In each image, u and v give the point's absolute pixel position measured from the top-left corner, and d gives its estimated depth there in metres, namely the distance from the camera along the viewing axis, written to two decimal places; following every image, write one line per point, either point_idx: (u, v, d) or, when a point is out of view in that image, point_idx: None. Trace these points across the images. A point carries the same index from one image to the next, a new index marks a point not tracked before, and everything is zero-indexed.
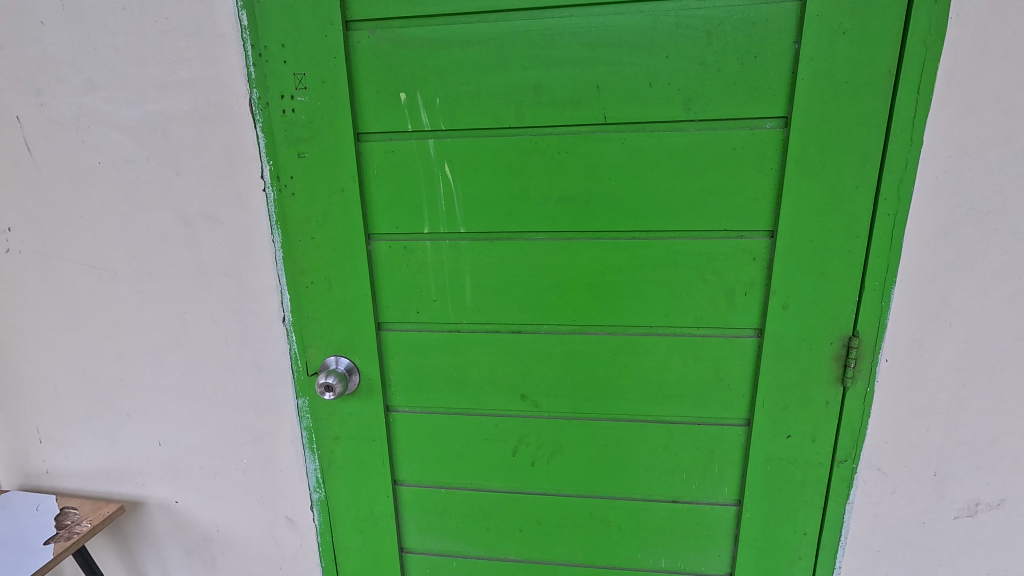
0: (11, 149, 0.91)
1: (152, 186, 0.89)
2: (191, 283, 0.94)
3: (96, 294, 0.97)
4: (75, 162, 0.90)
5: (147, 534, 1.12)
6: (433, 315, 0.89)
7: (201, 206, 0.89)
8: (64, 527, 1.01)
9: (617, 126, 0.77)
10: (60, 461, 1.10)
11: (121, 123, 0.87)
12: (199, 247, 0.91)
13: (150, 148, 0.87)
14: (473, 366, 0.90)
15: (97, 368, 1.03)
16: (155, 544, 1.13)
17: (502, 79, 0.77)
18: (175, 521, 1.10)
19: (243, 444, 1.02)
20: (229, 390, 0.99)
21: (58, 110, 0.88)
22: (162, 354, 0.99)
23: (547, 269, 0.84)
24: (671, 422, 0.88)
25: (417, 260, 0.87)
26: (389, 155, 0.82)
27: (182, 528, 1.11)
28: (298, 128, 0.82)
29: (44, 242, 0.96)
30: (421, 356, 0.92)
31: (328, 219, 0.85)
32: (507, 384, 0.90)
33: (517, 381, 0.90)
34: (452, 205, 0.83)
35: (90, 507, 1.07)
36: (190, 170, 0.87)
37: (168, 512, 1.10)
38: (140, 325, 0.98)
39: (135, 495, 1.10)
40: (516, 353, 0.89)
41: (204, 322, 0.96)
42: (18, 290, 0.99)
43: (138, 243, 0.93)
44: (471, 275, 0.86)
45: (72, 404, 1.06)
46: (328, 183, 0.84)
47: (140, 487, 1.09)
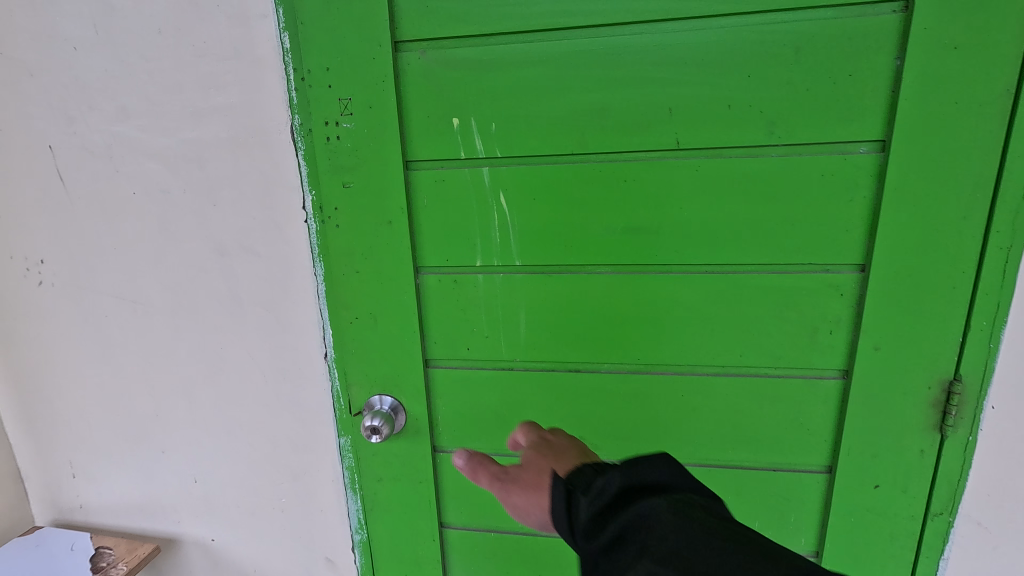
0: (43, 179, 0.87)
1: (187, 218, 0.85)
2: (227, 317, 0.89)
3: (130, 328, 0.94)
4: (109, 193, 0.86)
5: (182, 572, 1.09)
6: (484, 353, 0.84)
7: (237, 237, 0.84)
8: (100, 569, 0.99)
9: (690, 152, 0.70)
10: (92, 497, 1.07)
11: (155, 151, 0.82)
12: (235, 280, 0.87)
13: (184, 177, 0.83)
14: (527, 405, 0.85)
15: (131, 402, 0.99)
16: None
17: (563, 102, 0.71)
18: (210, 559, 1.06)
19: (280, 483, 0.98)
20: (267, 428, 0.95)
21: (91, 139, 0.84)
22: (197, 389, 0.95)
23: (609, 305, 0.78)
24: (742, 468, 0.82)
25: (468, 294, 0.81)
26: (439, 184, 0.77)
27: (217, 566, 1.07)
28: (342, 156, 0.77)
29: (78, 274, 0.92)
30: (470, 396, 0.86)
31: (374, 252, 0.80)
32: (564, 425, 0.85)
33: (574, 423, 0.84)
34: (506, 237, 0.78)
35: (125, 547, 1.03)
36: (227, 201, 0.83)
37: (203, 549, 1.06)
38: (175, 359, 0.94)
39: (169, 532, 1.06)
40: (573, 394, 0.83)
41: (240, 357, 0.91)
42: (50, 322, 0.96)
43: (172, 276, 0.89)
44: (525, 311, 0.81)
45: (105, 439, 1.02)
46: (373, 214, 0.78)
47: (175, 524, 1.05)
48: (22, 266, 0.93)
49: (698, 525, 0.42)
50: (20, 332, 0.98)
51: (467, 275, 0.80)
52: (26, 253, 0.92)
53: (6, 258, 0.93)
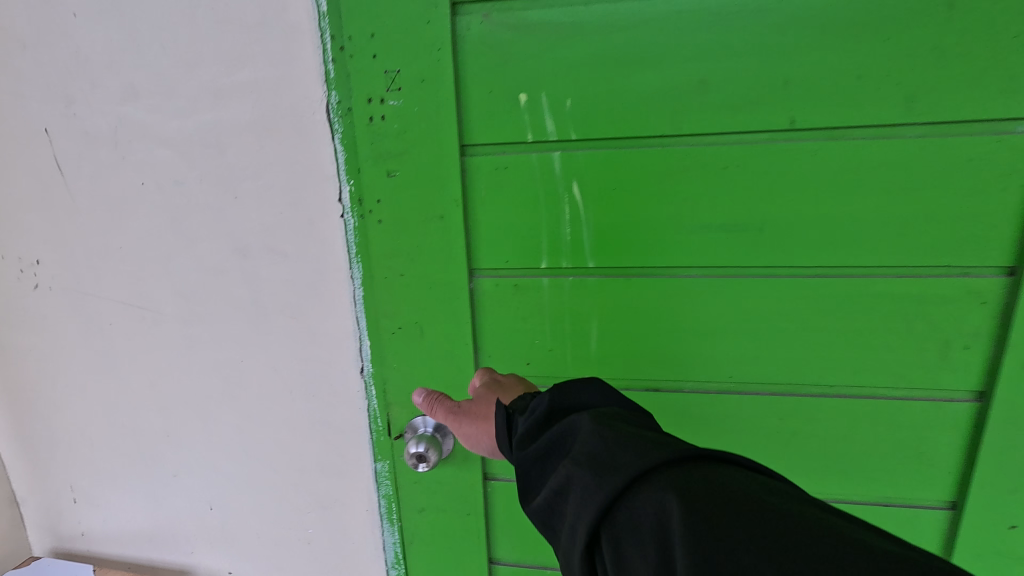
0: (37, 168, 0.75)
1: (205, 212, 0.74)
2: (249, 326, 0.78)
3: (138, 338, 0.83)
4: (112, 185, 0.74)
5: None
6: (547, 367, 0.73)
7: (262, 234, 0.73)
8: None
9: (806, 133, 0.59)
10: (96, 524, 0.96)
11: (167, 137, 0.71)
12: (259, 284, 0.76)
13: (201, 166, 0.72)
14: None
15: (139, 421, 0.88)
16: None
17: (656, 74, 0.59)
18: None
19: (307, 512, 0.87)
20: (294, 450, 0.84)
21: (92, 122, 0.72)
22: (213, 407, 0.84)
23: (698, 314, 0.67)
24: (847, 502, 0.71)
25: (530, 301, 0.70)
26: (501, 172, 0.65)
27: None
28: (388, 140, 0.66)
29: (79, 277, 0.80)
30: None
31: (421, 252, 0.69)
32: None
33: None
34: (578, 234, 0.66)
35: None
36: (251, 194, 0.72)
37: None
38: (189, 374, 0.83)
39: (182, 563, 0.95)
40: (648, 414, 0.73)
41: (263, 371, 0.80)
42: (48, 330, 0.85)
43: (187, 280, 0.78)
44: (596, 320, 0.70)
45: (109, 462, 0.91)
46: (422, 208, 0.67)
47: (190, 554, 0.95)
48: (17, 267, 0.82)
49: (610, 431, 0.48)
50: (14, 341, 0.87)
51: (529, 279, 0.69)
52: (20, 252, 0.80)
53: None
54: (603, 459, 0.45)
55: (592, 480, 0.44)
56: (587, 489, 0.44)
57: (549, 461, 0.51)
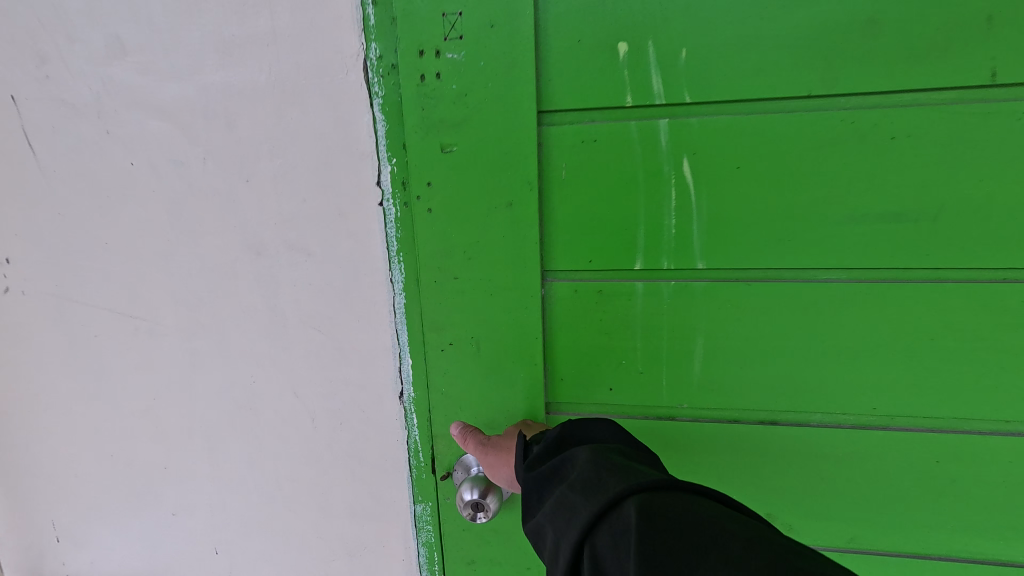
0: (4, 145, 0.60)
1: (211, 200, 0.60)
2: (264, 340, 0.64)
3: (128, 352, 0.67)
4: (97, 167, 0.60)
5: None
6: (633, 395, 0.58)
7: (281, 227, 0.59)
8: None
9: (1007, 90, 0.44)
10: (82, 567, 0.81)
11: (163, 105, 0.57)
12: (277, 289, 0.62)
13: (206, 142, 0.57)
14: (689, 464, 0.61)
15: (130, 452, 0.73)
16: None
17: (806, 13, 0.45)
18: None
19: (333, 558, 0.73)
20: (318, 488, 0.70)
21: (69, 86, 0.57)
22: (221, 436, 0.70)
23: (835, 328, 0.53)
24: (1011, 564, 0.57)
25: (617, 313, 0.56)
26: (588, 147, 0.51)
27: None
28: (443, 106, 0.51)
29: (56, 282, 0.65)
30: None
31: (481, 250, 0.55)
32: (743, 496, 0.60)
33: (756, 491, 0.60)
34: (686, 228, 0.52)
35: None
36: (269, 177, 0.58)
37: None
38: (190, 397, 0.68)
39: None
40: (757, 451, 0.59)
41: (280, 394, 0.66)
42: (20, 348, 0.69)
43: (188, 283, 0.63)
44: (701, 336, 0.55)
45: (95, 499, 0.76)
46: (483, 195, 0.53)
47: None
48: None
49: (612, 459, 0.43)
50: None
51: (617, 285, 0.55)
52: None
53: None
54: (600, 481, 0.40)
55: (583, 500, 0.39)
56: (574, 509, 0.39)
57: (547, 488, 0.45)
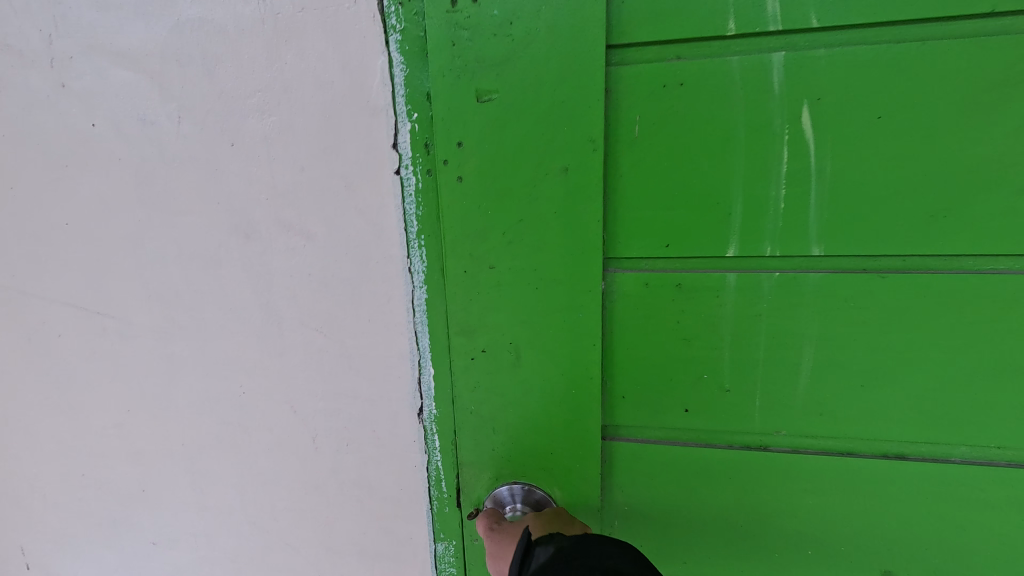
0: None
1: (189, 171, 0.48)
2: (255, 343, 0.53)
3: (95, 357, 0.56)
4: (52, 132, 0.49)
5: None
6: (717, 418, 0.46)
7: (273, 204, 0.48)
8: None
9: None
10: None
11: (131, 53, 0.46)
12: (269, 281, 0.50)
13: (183, 98, 0.46)
14: (785, 508, 0.47)
15: (99, 476, 0.61)
16: None
17: None
18: None
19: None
20: (319, 520, 0.59)
21: (17, 31, 0.46)
22: (205, 457, 0.58)
23: (995, 333, 0.40)
24: None
25: (699, 312, 0.43)
26: (671, 92, 0.39)
27: None
28: (483, 40, 0.40)
29: (10, 271, 0.54)
30: (670, 491, 0.49)
31: (526, 230, 0.43)
32: (858, 548, 0.47)
33: (873, 542, 0.47)
34: (799, 201, 0.40)
35: None
36: (259, 140, 0.47)
37: None
38: (169, 410, 0.57)
39: None
40: (878, 492, 0.46)
41: (275, 409, 0.55)
42: None
43: (163, 273, 0.52)
44: (812, 343, 0.43)
45: (62, 529, 0.65)
46: (532, 158, 0.41)
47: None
48: None
49: None
50: None
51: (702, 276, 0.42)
52: None
53: None
54: None
55: None
56: None
57: None
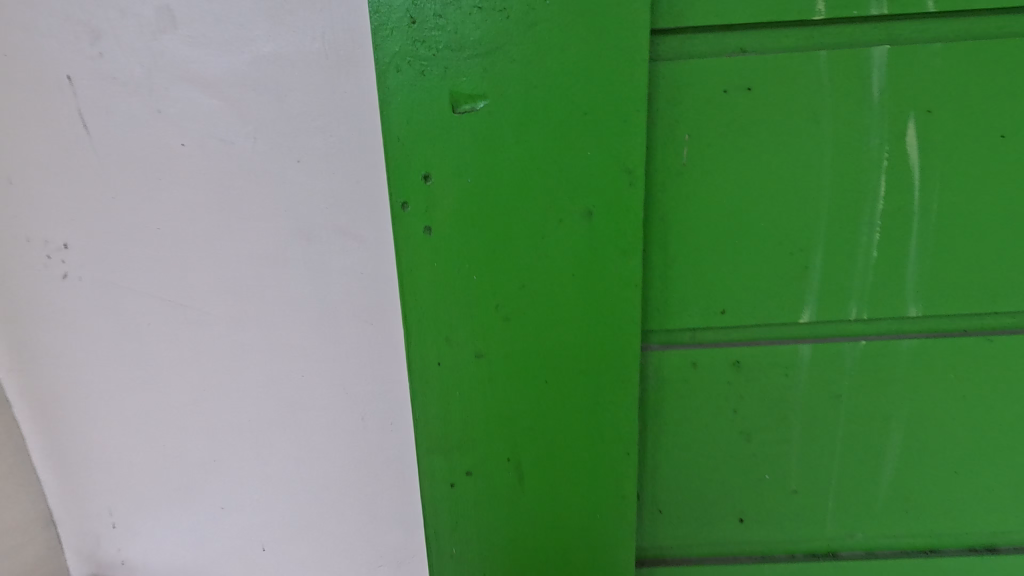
0: (59, 127, 0.57)
1: (259, 183, 0.52)
2: (312, 336, 0.56)
3: (179, 341, 0.62)
4: (148, 146, 0.54)
5: None
6: (772, 472, 0.55)
7: (335, 211, 0.52)
8: None
9: None
10: (137, 555, 0.77)
11: (213, 81, 0.50)
12: (328, 281, 0.54)
13: (255, 119, 0.50)
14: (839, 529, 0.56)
15: (178, 446, 0.68)
16: None
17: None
18: None
19: (377, 566, 0.64)
20: (363, 497, 0.62)
21: (122, 64, 0.52)
22: (267, 434, 0.63)
23: (974, 342, 0.50)
24: None
25: (759, 380, 0.52)
26: (732, 100, 0.44)
27: None
28: (456, 57, 0.39)
29: (113, 263, 0.61)
30: (720, 514, 0.56)
31: (516, 308, 0.44)
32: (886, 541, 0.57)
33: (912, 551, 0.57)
34: (867, 241, 0.48)
35: None
36: (320, 156, 0.50)
37: None
38: (239, 389, 0.62)
39: None
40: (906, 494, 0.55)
41: (329, 397, 0.58)
42: (78, 331, 0.67)
43: (239, 264, 0.56)
44: (833, 378, 0.52)
45: (145, 489, 0.72)
46: (510, 212, 0.42)
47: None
48: (43, 254, 0.64)
49: None
50: (39, 341, 0.69)
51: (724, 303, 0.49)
52: (47, 233, 0.62)
53: (22, 240, 0.64)
54: None
55: None
56: None
57: None
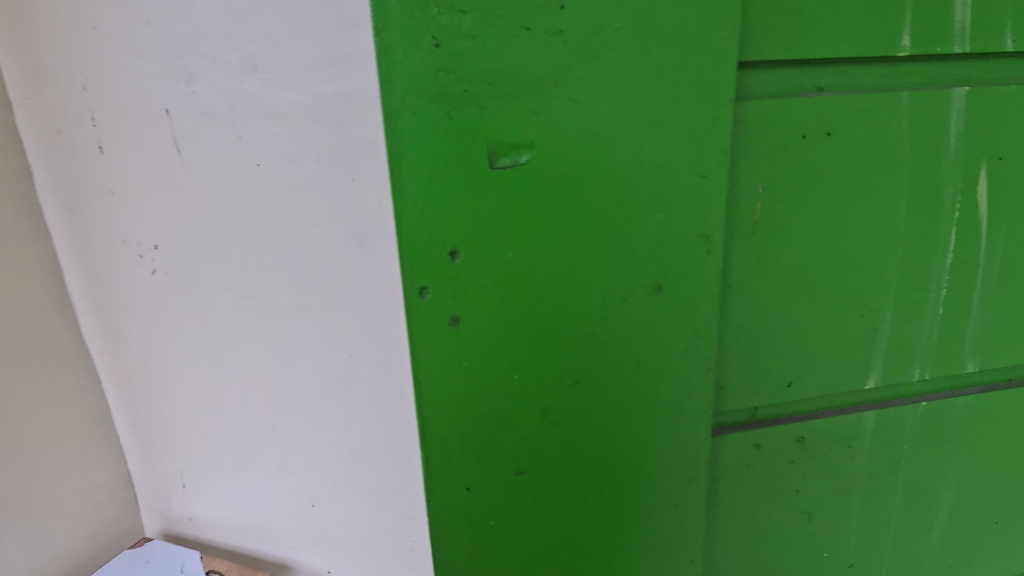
0: (155, 150, 0.70)
1: (320, 196, 0.64)
2: (362, 321, 0.68)
3: (248, 326, 0.74)
4: (230, 166, 0.67)
5: None
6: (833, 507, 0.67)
7: (382, 219, 0.63)
8: None
9: None
10: (203, 511, 0.89)
11: (285, 114, 0.62)
12: (375, 274, 0.65)
13: (319, 144, 0.62)
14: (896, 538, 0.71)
15: (243, 416, 0.80)
16: None
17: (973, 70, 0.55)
18: None
19: (410, 521, 0.75)
20: (400, 459, 0.72)
21: (212, 101, 0.65)
22: (319, 404, 0.74)
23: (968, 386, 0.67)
24: None
25: (824, 434, 0.64)
26: (807, 144, 0.53)
27: None
28: (491, 119, 0.43)
29: (194, 261, 0.74)
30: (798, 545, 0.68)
31: (541, 394, 0.51)
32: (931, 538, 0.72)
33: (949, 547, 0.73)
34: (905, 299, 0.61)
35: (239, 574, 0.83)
36: (370, 174, 0.61)
37: None
38: (297, 367, 0.74)
39: (283, 558, 0.86)
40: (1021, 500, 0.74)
41: (375, 372, 0.70)
42: (160, 319, 0.79)
43: (303, 261, 0.68)
44: (887, 429, 0.66)
45: (212, 453, 0.85)
46: (541, 271, 0.47)
47: (290, 551, 0.85)
48: (135, 253, 0.77)
49: None
50: (128, 327, 0.82)
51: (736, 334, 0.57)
52: (140, 237, 0.75)
53: (118, 243, 0.77)
54: None
55: None
56: None
57: None
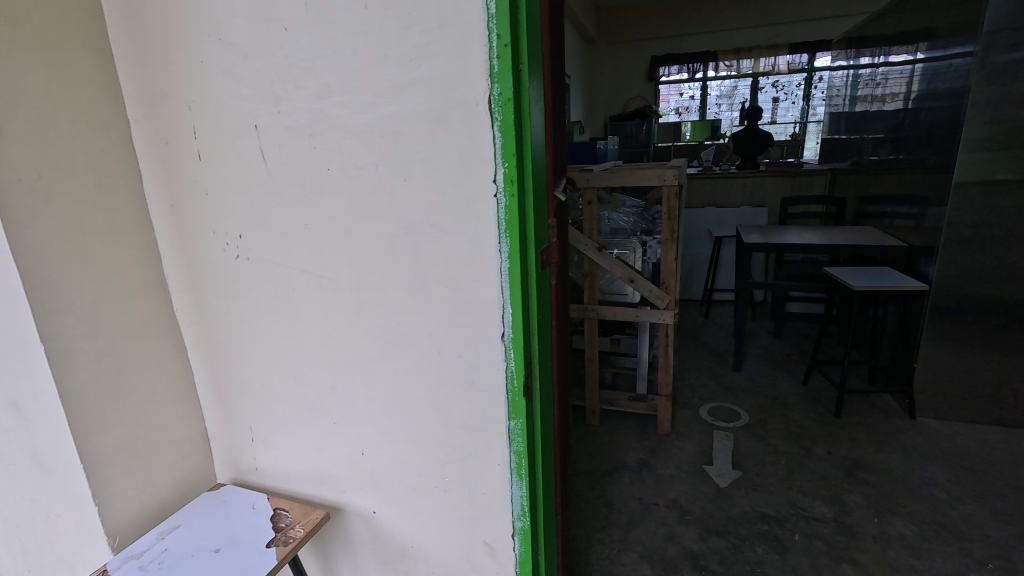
0: (245, 157, 0.87)
1: (378, 194, 0.80)
2: (409, 296, 0.83)
3: (314, 302, 0.91)
4: (306, 170, 0.83)
5: (345, 542, 1.04)
6: None
7: (427, 212, 0.78)
8: (281, 530, 0.94)
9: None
10: (268, 462, 1.06)
11: (353, 128, 0.78)
12: (421, 257, 0.81)
13: (378, 152, 0.78)
14: None
15: (307, 377, 0.96)
16: (352, 552, 1.04)
17: None
18: (372, 532, 1.00)
19: (446, 463, 0.89)
20: (438, 410, 0.87)
21: (294, 118, 0.81)
22: (371, 366, 0.90)
23: None
24: None
25: None
26: None
27: (379, 540, 1.00)
28: None
29: (272, 248, 0.90)
30: None
31: None
32: None
33: None
34: None
35: (300, 511, 0.99)
36: (421, 175, 0.77)
37: (367, 522, 1.00)
38: (354, 336, 0.90)
39: (336, 500, 1.01)
40: None
41: (418, 338, 0.85)
42: (241, 296, 0.96)
43: (362, 247, 0.84)
44: None
45: (279, 411, 1.01)
46: None
47: (342, 494, 1.00)
48: (222, 242, 0.94)
49: None
50: (212, 303, 1.00)
51: None
52: (228, 228, 0.92)
53: (210, 233, 0.94)
54: None
55: None
56: None
57: None
